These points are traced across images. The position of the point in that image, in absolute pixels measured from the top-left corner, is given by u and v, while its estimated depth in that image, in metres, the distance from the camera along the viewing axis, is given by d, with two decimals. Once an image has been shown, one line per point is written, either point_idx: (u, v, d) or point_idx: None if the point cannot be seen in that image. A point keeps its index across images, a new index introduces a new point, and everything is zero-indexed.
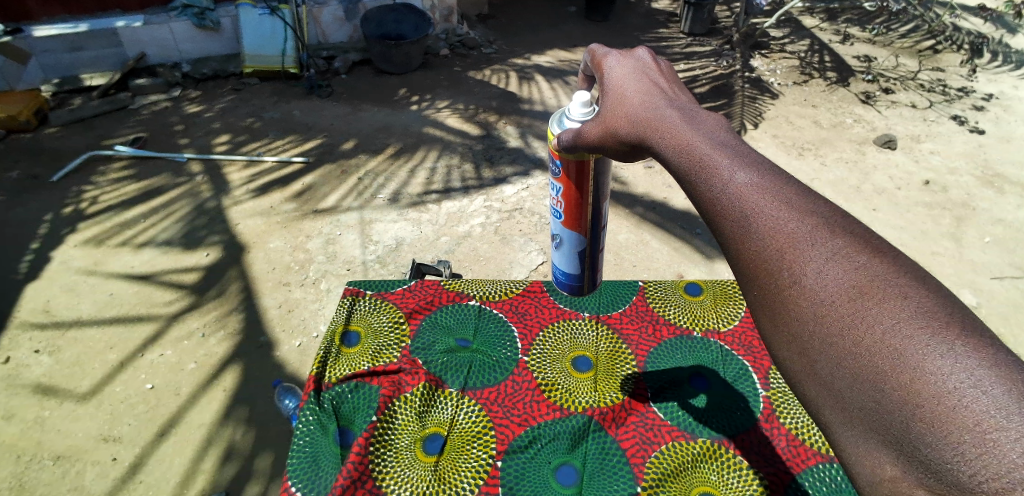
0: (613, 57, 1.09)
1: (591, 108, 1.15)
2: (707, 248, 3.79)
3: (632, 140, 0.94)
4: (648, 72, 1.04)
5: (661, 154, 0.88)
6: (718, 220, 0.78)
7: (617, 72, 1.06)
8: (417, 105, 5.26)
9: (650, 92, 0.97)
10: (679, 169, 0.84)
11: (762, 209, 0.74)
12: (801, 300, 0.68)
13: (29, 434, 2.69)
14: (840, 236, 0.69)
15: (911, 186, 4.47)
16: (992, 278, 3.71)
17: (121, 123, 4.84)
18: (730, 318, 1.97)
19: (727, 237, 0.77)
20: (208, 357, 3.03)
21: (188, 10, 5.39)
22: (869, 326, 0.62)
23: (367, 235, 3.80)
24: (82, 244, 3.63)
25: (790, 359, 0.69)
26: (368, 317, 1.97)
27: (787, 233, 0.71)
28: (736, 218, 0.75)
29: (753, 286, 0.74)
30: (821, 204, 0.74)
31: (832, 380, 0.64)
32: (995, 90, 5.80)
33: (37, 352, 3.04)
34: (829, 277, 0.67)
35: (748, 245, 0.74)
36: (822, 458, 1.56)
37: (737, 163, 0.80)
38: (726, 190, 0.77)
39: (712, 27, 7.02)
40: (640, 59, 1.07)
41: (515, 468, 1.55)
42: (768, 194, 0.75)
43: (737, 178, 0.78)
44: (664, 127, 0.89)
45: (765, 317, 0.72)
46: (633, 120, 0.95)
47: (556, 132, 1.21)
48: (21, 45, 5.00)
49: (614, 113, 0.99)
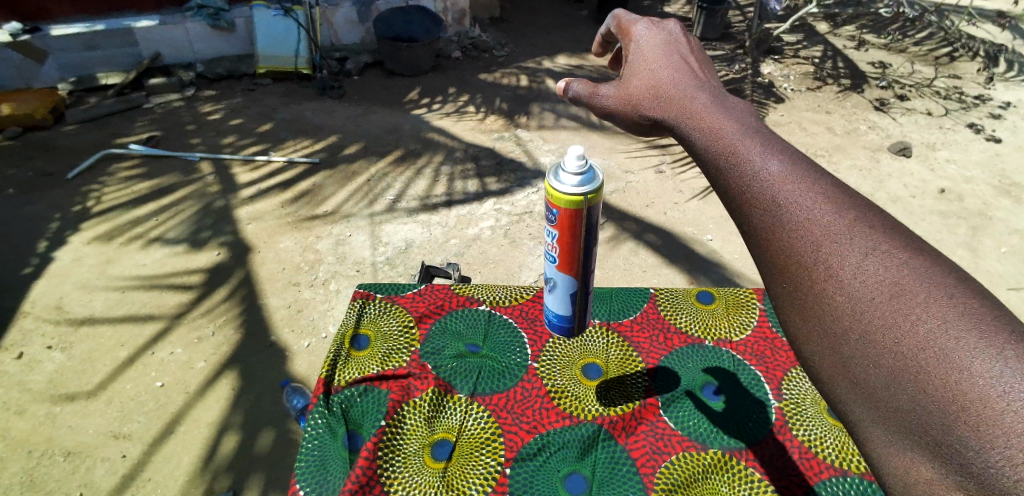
0: (637, 32, 1.33)
1: (584, 159, 1.20)
2: (716, 257, 3.79)
3: (652, 112, 1.18)
4: (669, 50, 1.27)
5: (688, 133, 1.08)
6: (752, 211, 0.90)
7: (644, 49, 1.28)
8: (428, 108, 5.29)
9: (677, 80, 1.18)
10: (712, 157, 1.00)
11: (799, 206, 0.86)
12: (834, 288, 0.78)
13: (40, 430, 2.70)
14: (879, 240, 0.79)
15: (926, 194, 4.42)
16: (1009, 290, 3.65)
17: (134, 120, 4.87)
18: (742, 327, 1.96)
19: (760, 225, 0.89)
20: (217, 356, 3.04)
21: (203, 10, 5.45)
22: (902, 324, 0.71)
23: (377, 236, 3.81)
24: (94, 241, 3.66)
25: (827, 356, 0.77)
26: (379, 320, 1.96)
27: (827, 231, 0.82)
28: (769, 208, 0.88)
29: (784, 278, 0.84)
30: (863, 210, 0.85)
31: (873, 383, 0.72)
32: (1012, 98, 5.73)
33: (48, 348, 3.05)
34: (868, 272, 0.77)
35: (782, 234, 0.85)
36: (835, 472, 1.54)
37: (779, 165, 0.92)
38: (762, 181, 0.91)
39: (725, 32, 6.99)
40: (663, 38, 1.30)
41: (523, 476, 1.54)
42: (808, 194, 0.87)
43: (770, 171, 0.92)
44: (687, 105, 1.12)
45: (793, 307, 0.82)
46: (657, 96, 1.18)
47: (552, 181, 1.22)
48: (39, 44, 5.03)
49: (636, 85, 1.23)
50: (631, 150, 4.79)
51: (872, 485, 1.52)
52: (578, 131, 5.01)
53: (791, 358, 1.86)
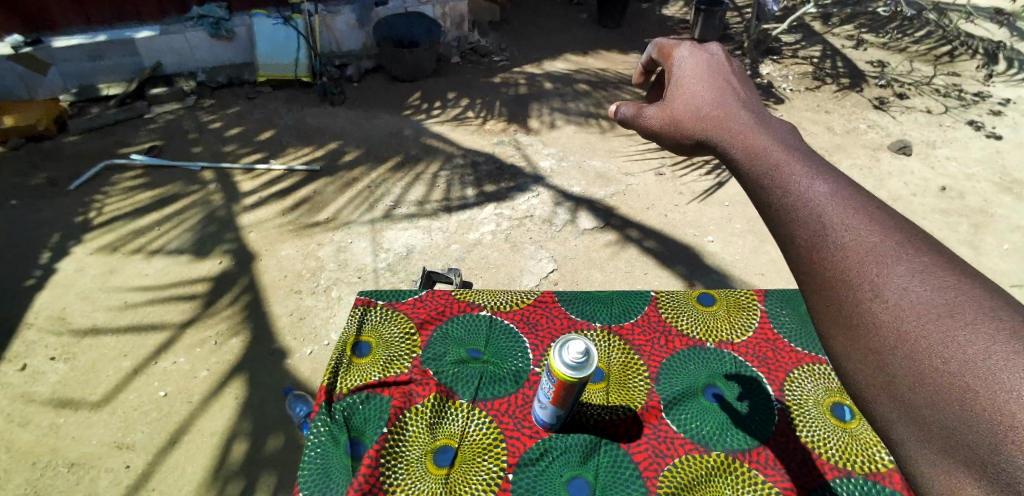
0: (680, 59, 1.49)
1: (583, 354, 1.40)
2: (717, 259, 3.79)
3: (690, 128, 1.32)
4: (710, 76, 1.41)
5: (729, 153, 1.20)
6: (795, 229, 0.98)
7: (687, 77, 1.43)
8: (428, 114, 5.30)
9: (720, 104, 1.31)
10: (758, 178, 1.09)
11: (844, 226, 0.93)
12: (878, 306, 0.84)
13: (44, 441, 2.71)
14: (922, 260, 0.85)
15: (927, 192, 4.42)
16: (1012, 286, 3.64)
17: (135, 131, 4.89)
18: (744, 329, 1.97)
19: (804, 246, 0.95)
20: (220, 365, 3.05)
21: (204, 20, 5.44)
22: (948, 344, 0.77)
23: (378, 243, 3.81)
24: (97, 252, 3.67)
25: (868, 373, 0.83)
26: (380, 327, 1.96)
27: (870, 251, 0.89)
28: (813, 226, 0.96)
29: (826, 295, 0.90)
30: (905, 231, 0.91)
31: (914, 400, 0.77)
32: (1012, 95, 5.73)
33: (52, 359, 3.06)
34: (911, 290, 0.83)
35: (825, 250, 0.92)
36: (839, 472, 1.58)
37: (823, 186, 1.00)
38: (807, 202, 0.99)
39: (724, 33, 7.00)
40: (703, 67, 1.44)
41: (526, 481, 1.54)
42: (851, 215, 0.94)
43: (815, 192, 1.00)
44: (728, 126, 1.24)
45: (836, 324, 0.88)
46: (695, 115, 1.32)
47: (556, 351, 1.43)
48: (41, 55, 5.02)
49: (675, 106, 1.38)
50: (630, 153, 4.79)
51: (876, 485, 1.56)
52: (578, 134, 5.02)
53: (793, 358, 1.87)
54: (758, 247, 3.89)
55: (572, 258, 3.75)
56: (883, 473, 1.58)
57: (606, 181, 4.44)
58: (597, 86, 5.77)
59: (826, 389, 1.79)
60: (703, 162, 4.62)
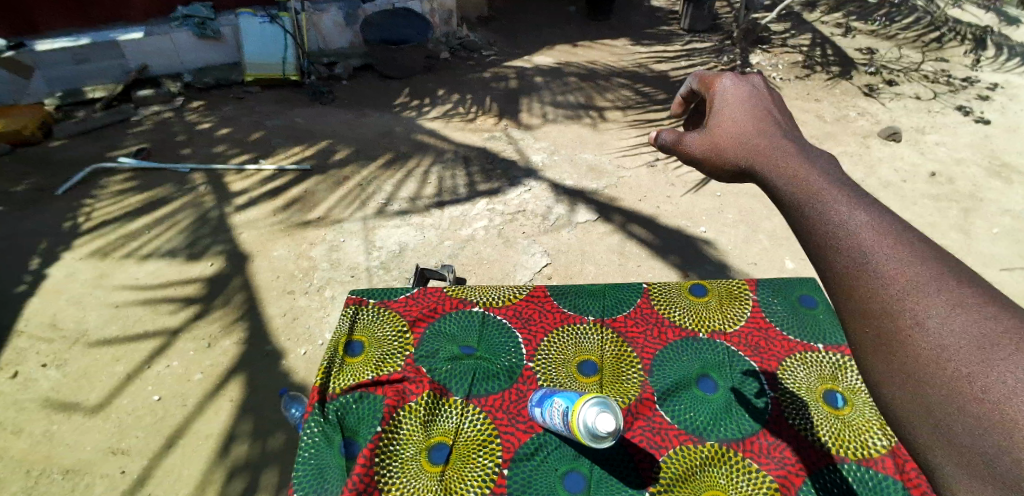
0: (723, 88, 1.38)
1: (604, 433, 1.37)
2: (710, 249, 3.80)
3: (737, 162, 1.23)
4: (753, 108, 1.31)
5: (772, 183, 1.13)
6: (834, 254, 0.93)
7: (730, 107, 1.33)
8: (418, 110, 5.28)
9: (767, 139, 1.22)
10: (797, 204, 1.04)
11: (884, 253, 0.89)
12: (917, 333, 0.81)
13: (38, 449, 2.69)
14: (963, 290, 0.82)
15: (917, 178, 4.44)
16: (1002, 270, 3.67)
17: (122, 134, 4.84)
18: (736, 319, 1.98)
19: (841, 270, 0.91)
20: (214, 367, 3.03)
21: (189, 20, 5.46)
22: (991, 374, 0.74)
23: (371, 241, 3.80)
24: (87, 257, 3.64)
25: (904, 399, 0.80)
26: (372, 326, 1.95)
27: (910, 279, 0.85)
28: (852, 252, 0.91)
29: (864, 320, 0.86)
30: (944, 260, 0.87)
31: (952, 429, 0.75)
32: (999, 80, 5.77)
33: (44, 366, 3.03)
34: (951, 321, 0.80)
35: (864, 276, 0.89)
36: (833, 459, 1.60)
37: (863, 213, 0.96)
38: (846, 227, 0.95)
39: (713, 24, 6.99)
40: (746, 98, 1.34)
41: (522, 476, 1.55)
42: (890, 242, 0.90)
43: (855, 220, 0.95)
44: (775, 159, 1.16)
45: (875, 350, 0.84)
46: (742, 148, 1.23)
47: (594, 406, 1.40)
48: (25, 59, 4.94)
49: (720, 137, 1.28)
50: (623, 147, 4.77)
51: (870, 471, 1.58)
52: (569, 128, 5.01)
53: (785, 346, 1.89)
54: (752, 237, 3.89)
55: (566, 252, 3.75)
56: (876, 458, 1.60)
57: (598, 174, 4.44)
58: (588, 79, 5.75)
59: (818, 377, 1.81)
60: None
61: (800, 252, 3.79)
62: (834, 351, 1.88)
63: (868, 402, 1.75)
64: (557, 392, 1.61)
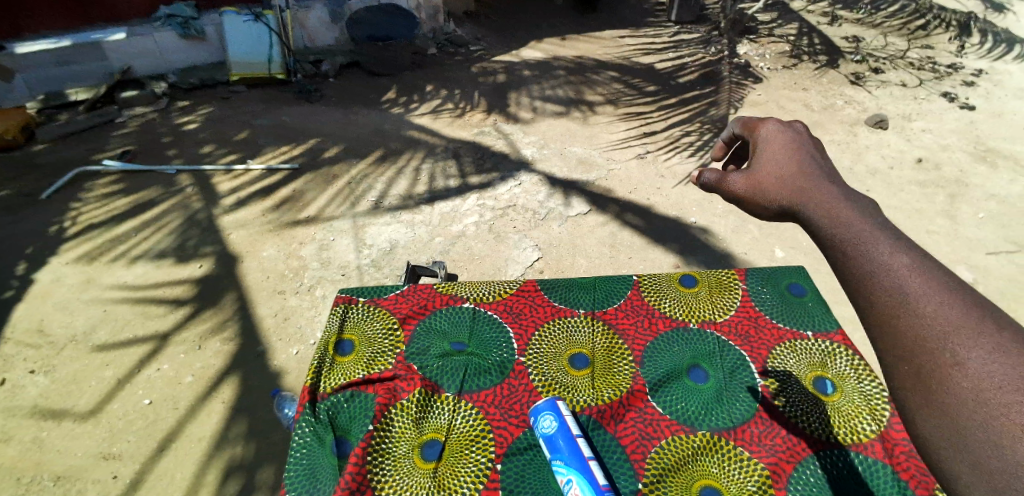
0: (769, 130, 1.28)
1: None
2: (701, 239, 3.81)
3: (782, 203, 1.12)
4: (801, 149, 1.21)
5: (813, 222, 1.03)
6: (863, 290, 0.87)
7: (774, 148, 1.24)
8: (406, 107, 5.25)
9: (816, 179, 1.11)
10: (830, 239, 0.96)
11: (921, 290, 0.82)
12: (955, 370, 0.74)
13: (28, 456, 2.66)
14: (1007, 330, 0.75)
15: (904, 165, 4.47)
16: (989, 254, 3.71)
17: (106, 136, 4.78)
18: (726, 308, 1.99)
19: (873, 303, 0.85)
20: (205, 370, 3.01)
21: (172, 19, 5.35)
22: None
23: (361, 239, 3.78)
24: (73, 261, 3.59)
25: (938, 436, 0.73)
26: (362, 325, 1.94)
27: (949, 317, 0.78)
28: (886, 286, 0.84)
29: (900, 355, 0.80)
30: (984, 300, 0.80)
31: (994, 470, 0.67)
32: (984, 66, 5.81)
33: (32, 372, 3.00)
34: (994, 363, 0.72)
35: (898, 312, 0.82)
36: (824, 445, 1.62)
37: (899, 246, 0.88)
38: (879, 263, 0.87)
39: (700, 14, 6.99)
40: (793, 139, 1.24)
41: (515, 470, 1.55)
42: (927, 277, 0.83)
43: (894, 256, 0.87)
44: (821, 197, 1.06)
45: (905, 384, 0.78)
46: (788, 186, 1.13)
47: None
48: (6, 62, 4.85)
49: (766, 177, 1.18)
50: (612, 140, 4.77)
51: (860, 456, 1.59)
52: (558, 122, 5.00)
53: (775, 335, 1.90)
54: (742, 226, 3.91)
55: (557, 246, 3.75)
56: (865, 443, 1.62)
57: (587, 167, 4.44)
58: (576, 72, 5.74)
59: (808, 364, 1.82)
60: (686, 144, 4.64)
61: (789, 240, 3.81)
62: (824, 338, 1.89)
63: (857, 388, 1.77)
64: (562, 435, 1.49)
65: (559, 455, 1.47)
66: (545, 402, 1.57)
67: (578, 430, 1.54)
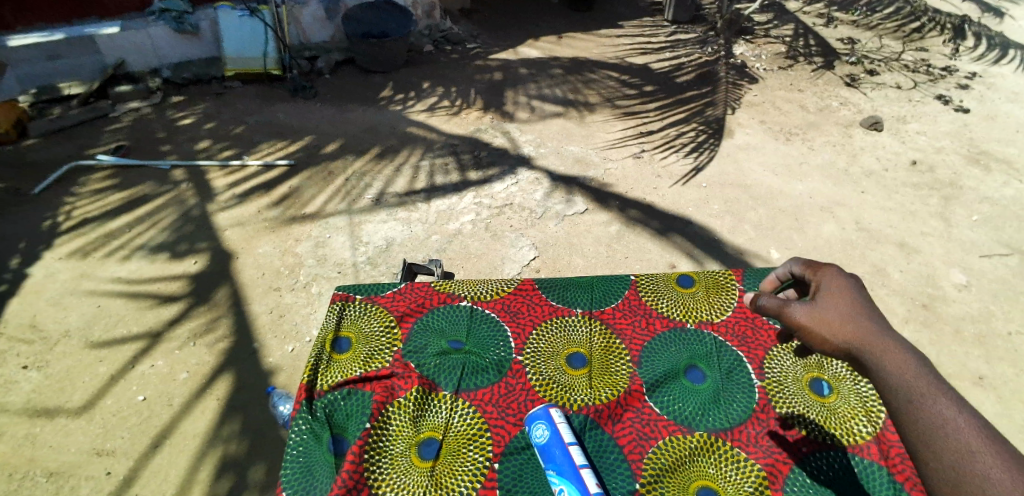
0: (824, 271, 1.35)
1: None
2: (697, 239, 3.82)
3: (847, 345, 1.18)
4: (856, 290, 1.28)
5: (883, 375, 1.12)
6: (940, 449, 1.02)
7: (834, 285, 1.30)
8: (403, 104, 5.23)
9: (878, 328, 1.18)
10: (902, 395, 1.09)
11: (987, 459, 0.97)
12: None
13: (21, 452, 2.64)
14: None
15: (898, 167, 4.50)
16: (982, 256, 3.74)
17: (101, 131, 4.74)
18: (723, 309, 2.00)
19: (949, 465, 1.00)
20: (200, 366, 2.99)
21: (166, 14, 5.29)
22: None
23: (357, 236, 3.77)
24: (67, 256, 3.57)
25: None
26: (358, 322, 1.94)
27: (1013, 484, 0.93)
28: (957, 449, 1.00)
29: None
30: None
31: None
32: (977, 69, 5.85)
33: (25, 367, 2.98)
34: None
35: (970, 472, 0.98)
36: (820, 446, 1.63)
37: (963, 411, 1.05)
38: (951, 426, 1.03)
39: (697, 14, 6.99)
40: (847, 279, 1.31)
41: (512, 469, 1.55)
42: (993, 448, 0.99)
43: (959, 418, 1.03)
44: (890, 352, 1.14)
45: None
46: (856, 332, 1.18)
47: None
48: None
49: (828, 315, 1.23)
50: (609, 139, 4.77)
51: (855, 457, 1.61)
52: (555, 120, 5.00)
53: (771, 336, 1.92)
54: (738, 227, 3.92)
55: (554, 244, 3.75)
56: (861, 445, 1.63)
57: (584, 166, 4.44)
58: (573, 70, 5.74)
59: (804, 365, 1.84)
60: (680, 144, 4.67)
61: (784, 241, 3.82)
62: None
63: (853, 390, 1.78)
64: (556, 444, 1.49)
65: (553, 463, 1.47)
66: (539, 410, 1.58)
67: (574, 437, 1.53)
